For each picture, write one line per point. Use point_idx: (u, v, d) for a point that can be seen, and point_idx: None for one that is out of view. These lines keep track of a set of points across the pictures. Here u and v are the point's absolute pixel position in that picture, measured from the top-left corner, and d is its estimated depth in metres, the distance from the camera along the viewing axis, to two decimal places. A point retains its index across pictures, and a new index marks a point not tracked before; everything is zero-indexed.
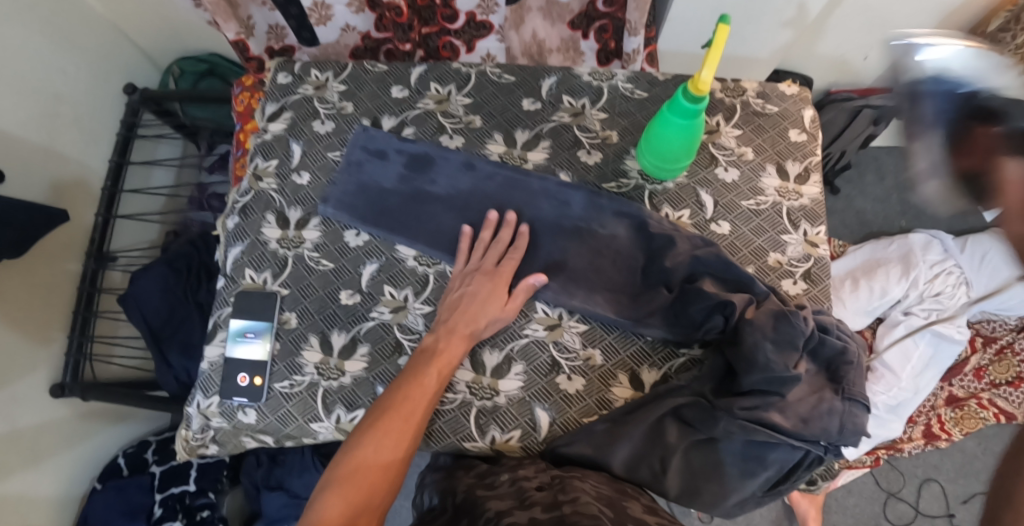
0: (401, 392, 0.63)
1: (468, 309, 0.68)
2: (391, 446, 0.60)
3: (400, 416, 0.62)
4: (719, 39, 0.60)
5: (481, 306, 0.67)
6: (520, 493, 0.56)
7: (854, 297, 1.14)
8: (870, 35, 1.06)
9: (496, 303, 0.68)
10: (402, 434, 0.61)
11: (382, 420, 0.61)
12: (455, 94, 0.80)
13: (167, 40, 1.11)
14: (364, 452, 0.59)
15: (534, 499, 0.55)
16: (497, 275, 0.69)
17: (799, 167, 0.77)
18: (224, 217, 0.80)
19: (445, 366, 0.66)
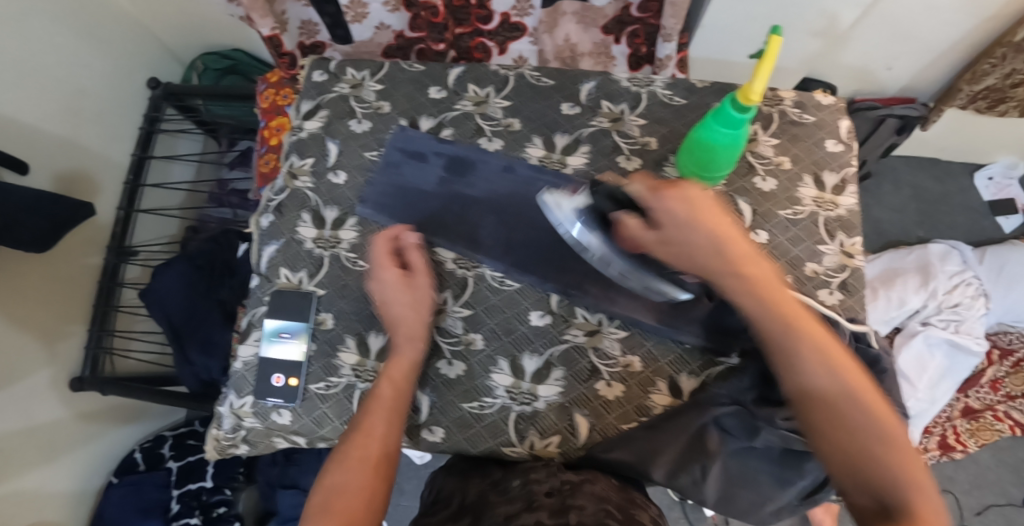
0: (360, 415, 0.63)
1: (391, 310, 0.68)
2: (357, 470, 0.60)
3: (362, 433, 0.62)
4: (771, 51, 0.60)
5: (383, 292, 0.68)
6: (530, 496, 0.56)
7: (875, 306, 1.17)
8: (897, 47, 1.06)
9: (406, 294, 0.68)
10: (367, 456, 0.61)
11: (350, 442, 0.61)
12: (493, 96, 0.80)
13: (189, 35, 1.09)
14: (337, 479, 0.59)
15: (541, 506, 0.53)
16: (387, 262, 0.69)
17: (836, 178, 0.77)
18: (258, 215, 0.79)
19: (399, 376, 0.65)
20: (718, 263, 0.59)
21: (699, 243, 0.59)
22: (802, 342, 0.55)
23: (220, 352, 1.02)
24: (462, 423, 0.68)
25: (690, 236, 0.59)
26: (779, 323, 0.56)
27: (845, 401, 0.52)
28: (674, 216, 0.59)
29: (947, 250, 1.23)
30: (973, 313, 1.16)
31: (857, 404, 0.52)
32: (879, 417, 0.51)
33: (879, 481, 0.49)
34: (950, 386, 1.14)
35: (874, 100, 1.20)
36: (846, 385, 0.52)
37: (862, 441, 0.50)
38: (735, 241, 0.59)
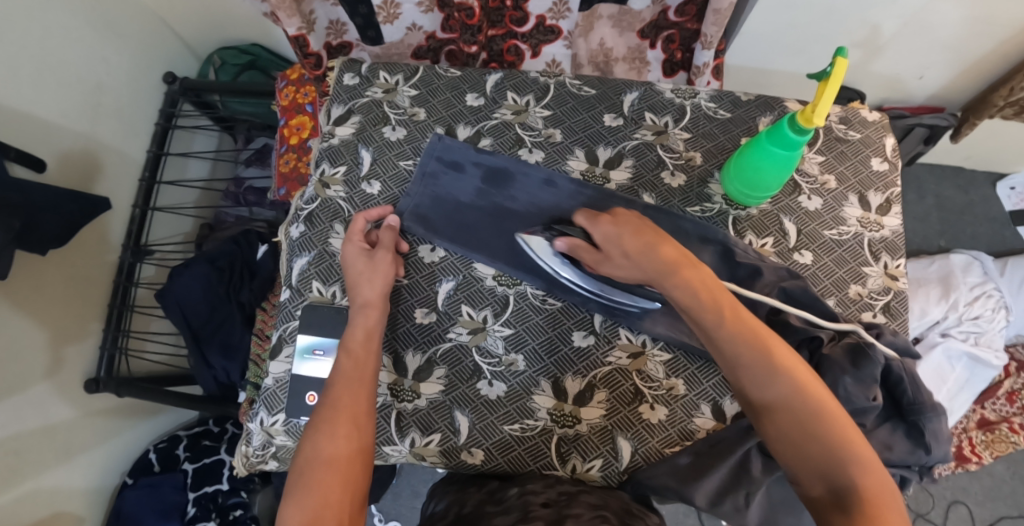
0: (329, 393, 0.60)
1: (351, 280, 0.67)
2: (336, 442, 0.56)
3: (332, 408, 0.58)
4: (837, 73, 0.57)
5: (347, 262, 0.68)
6: (524, 507, 0.54)
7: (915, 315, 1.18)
8: (934, 61, 1.03)
9: (374, 273, 0.67)
10: (349, 429, 0.57)
11: (321, 419, 0.57)
12: (533, 105, 0.77)
13: (209, 29, 1.06)
14: (313, 459, 0.55)
15: (536, 514, 0.52)
16: (355, 236, 0.69)
17: (881, 198, 0.76)
18: (287, 223, 0.76)
19: (359, 348, 0.63)
20: (658, 273, 0.57)
21: (633, 260, 0.59)
22: (739, 344, 0.53)
23: (241, 355, 1.00)
24: (502, 446, 0.67)
25: (625, 255, 0.60)
26: (718, 327, 0.54)
27: (789, 396, 0.51)
28: (604, 236, 0.61)
29: (969, 261, 1.24)
30: (993, 326, 1.17)
31: (802, 399, 0.51)
32: (822, 404, 0.50)
33: (830, 471, 0.48)
34: (968, 397, 1.17)
35: (901, 109, 1.19)
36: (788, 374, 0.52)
37: (811, 432, 0.49)
38: (665, 251, 0.58)
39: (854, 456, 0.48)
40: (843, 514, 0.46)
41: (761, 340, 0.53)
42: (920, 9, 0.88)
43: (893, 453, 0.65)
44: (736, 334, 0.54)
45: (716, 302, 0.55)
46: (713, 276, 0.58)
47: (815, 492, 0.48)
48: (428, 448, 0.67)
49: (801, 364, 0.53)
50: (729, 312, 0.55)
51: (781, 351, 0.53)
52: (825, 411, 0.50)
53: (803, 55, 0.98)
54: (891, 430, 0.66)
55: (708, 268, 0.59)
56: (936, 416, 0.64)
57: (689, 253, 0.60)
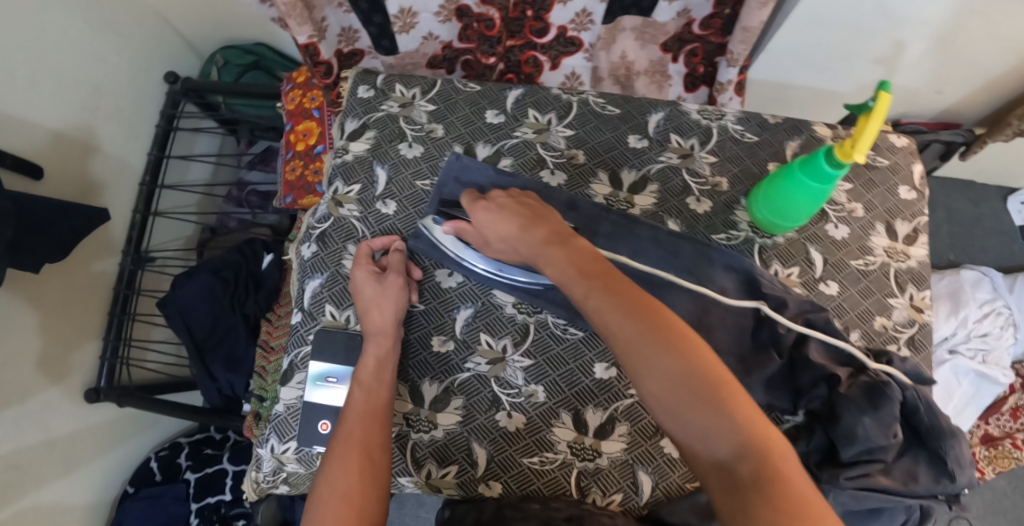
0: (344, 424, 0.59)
1: (361, 307, 0.66)
2: (344, 473, 0.55)
3: (343, 438, 0.58)
4: (879, 109, 0.54)
5: (361, 292, 0.67)
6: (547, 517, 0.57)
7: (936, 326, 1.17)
8: (966, 84, 1.00)
9: (379, 295, 0.66)
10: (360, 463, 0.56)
11: (335, 454, 0.57)
12: (555, 124, 0.76)
13: (212, 28, 1.03)
14: (329, 496, 0.54)
15: None
16: (363, 261, 0.68)
17: (908, 227, 0.74)
18: (299, 242, 0.74)
19: (370, 378, 0.62)
20: (532, 255, 0.56)
21: (509, 243, 0.60)
22: (606, 315, 0.48)
23: (245, 368, 0.99)
24: (521, 479, 0.65)
25: (501, 240, 0.61)
26: (588, 299, 0.50)
27: (663, 364, 0.44)
28: (479, 222, 0.61)
29: (979, 277, 1.23)
30: (1002, 343, 1.17)
31: (680, 365, 0.44)
32: (704, 368, 0.44)
33: (715, 444, 0.42)
34: (973, 413, 1.16)
35: (918, 125, 1.16)
36: (658, 341, 0.45)
37: (689, 400, 0.43)
38: (535, 232, 0.57)
39: (746, 424, 0.42)
40: (734, 499, 0.40)
41: (633, 305, 0.48)
42: (954, 31, 0.83)
43: (919, 484, 0.61)
44: (605, 303, 0.49)
45: (582, 275, 0.52)
46: (586, 248, 0.55)
47: (705, 468, 0.42)
48: (444, 480, 0.66)
49: (680, 326, 0.47)
50: (598, 284, 0.50)
51: (657, 316, 0.47)
52: (706, 374, 0.44)
53: (825, 72, 0.95)
54: (914, 459, 0.63)
55: (581, 241, 0.56)
56: (956, 441, 0.62)
57: (566, 229, 0.58)
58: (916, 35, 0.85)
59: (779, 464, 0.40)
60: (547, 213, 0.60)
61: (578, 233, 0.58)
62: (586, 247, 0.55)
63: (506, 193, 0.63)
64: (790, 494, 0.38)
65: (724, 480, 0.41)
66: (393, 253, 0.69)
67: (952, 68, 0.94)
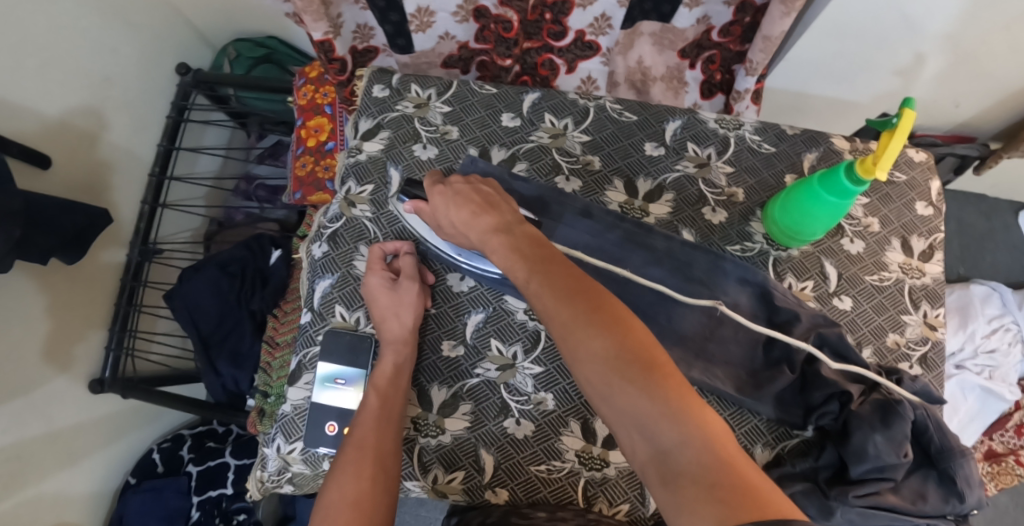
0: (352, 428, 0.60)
1: (377, 314, 0.66)
2: (352, 481, 0.56)
3: (357, 447, 0.58)
4: (904, 125, 0.53)
5: (378, 304, 0.67)
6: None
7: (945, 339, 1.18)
8: (984, 98, 1.00)
9: (393, 301, 0.66)
10: (363, 468, 0.57)
11: (350, 461, 0.57)
12: (571, 129, 0.75)
13: (223, 20, 1.01)
14: (335, 503, 0.55)
15: None
16: (377, 266, 0.68)
17: (923, 244, 0.74)
18: (310, 241, 0.73)
19: (385, 384, 0.63)
20: (480, 240, 0.56)
21: (460, 230, 0.59)
22: (543, 299, 0.47)
23: (250, 363, 0.98)
24: (528, 487, 0.65)
25: (451, 225, 0.60)
26: (529, 283, 0.49)
27: (595, 347, 0.43)
28: (434, 207, 0.61)
29: (988, 293, 1.24)
30: (1010, 360, 1.16)
31: (611, 346, 0.42)
32: (639, 348, 0.42)
33: (650, 428, 0.40)
34: (977, 428, 1.14)
35: (935, 136, 1.15)
36: (591, 323, 0.44)
37: (621, 383, 0.41)
38: (483, 220, 0.56)
39: (682, 406, 0.40)
40: (673, 487, 0.37)
41: (569, 288, 0.46)
42: (977, 46, 0.82)
43: (928, 504, 0.62)
44: (543, 286, 0.48)
45: (523, 260, 0.51)
46: (531, 234, 0.54)
47: (642, 455, 0.40)
48: (450, 486, 0.65)
49: (617, 306, 0.45)
50: (536, 268, 0.49)
51: (592, 298, 0.45)
52: (640, 356, 0.42)
53: (844, 83, 0.94)
54: (923, 478, 0.63)
55: (526, 226, 0.55)
56: (967, 461, 0.62)
57: (515, 218, 0.56)
58: (939, 48, 0.84)
59: (718, 445, 0.38)
60: (501, 202, 0.59)
61: (526, 221, 0.56)
62: (531, 233, 0.54)
63: (464, 179, 0.62)
64: (735, 478, 0.36)
65: (662, 466, 0.39)
66: (403, 259, 0.69)
67: (972, 81, 0.93)
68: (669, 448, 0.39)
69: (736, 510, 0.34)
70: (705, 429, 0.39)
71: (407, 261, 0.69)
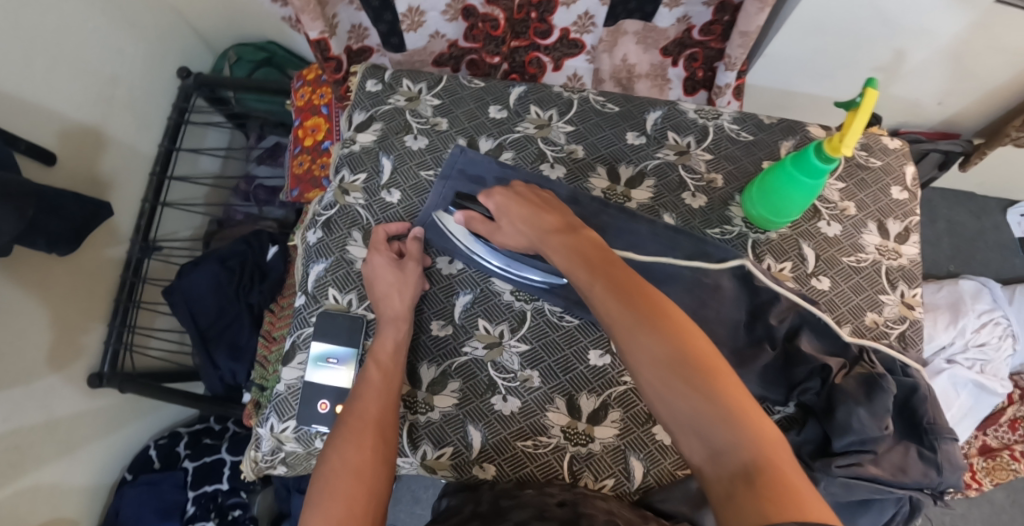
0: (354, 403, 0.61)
1: (377, 290, 0.68)
2: (353, 450, 0.57)
3: (356, 419, 0.59)
4: (867, 104, 0.56)
5: (380, 280, 0.68)
6: (541, 505, 0.58)
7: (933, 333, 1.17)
8: (965, 96, 1.02)
9: (391, 277, 0.68)
10: (366, 439, 0.58)
11: (342, 432, 0.58)
12: (556, 120, 0.78)
13: (226, 24, 1.07)
14: (340, 468, 0.55)
15: (553, 513, 0.56)
16: (381, 248, 0.71)
17: (899, 226, 0.76)
18: (305, 229, 0.76)
19: (387, 359, 0.65)
20: (540, 241, 0.59)
21: (518, 227, 0.63)
22: (608, 303, 0.49)
23: (248, 356, 1.00)
24: (514, 462, 0.66)
25: (513, 225, 0.63)
26: (592, 286, 0.51)
27: (656, 347, 0.45)
28: (496, 206, 0.65)
29: (978, 288, 1.23)
30: (1001, 354, 1.16)
31: (674, 350, 0.44)
32: (700, 354, 0.44)
33: (706, 432, 0.42)
34: (971, 424, 1.15)
35: (919, 133, 1.17)
36: (656, 328, 0.46)
37: (682, 386, 0.43)
38: (547, 219, 0.61)
39: (737, 412, 0.42)
40: (729, 488, 0.39)
41: (632, 291, 0.49)
42: (952, 41, 0.85)
43: (908, 476, 0.62)
44: (608, 291, 0.50)
45: (585, 264, 0.53)
46: (593, 239, 0.57)
47: (698, 457, 0.42)
48: (439, 461, 0.67)
49: (677, 313, 0.47)
50: (600, 270, 0.52)
51: (654, 303, 0.48)
52: (702, 361, 0.44)
53: (823, 79, 0.97)
54: (903, 451, 0.64)
55: (588, 232, 0.58)
56: (952, 439, 0.64)
57: (576, 221, 0.61)
58: (915, 44, 0.87)
59: (771, 452, 0.40)
60: (558, 206, 0.64)
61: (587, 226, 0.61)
62: (593, 237, 0.58)
63: (525, 185, 0.67)
64: (786, 482, 0.38)
65: (717, 467, 0.41)
66: (413, 242, 0.72)
67: (954, 77, 0.96)
68: (726, 451, 0.41)
69: (784, 513, 0.36)
70: (759, 435, 0.41)
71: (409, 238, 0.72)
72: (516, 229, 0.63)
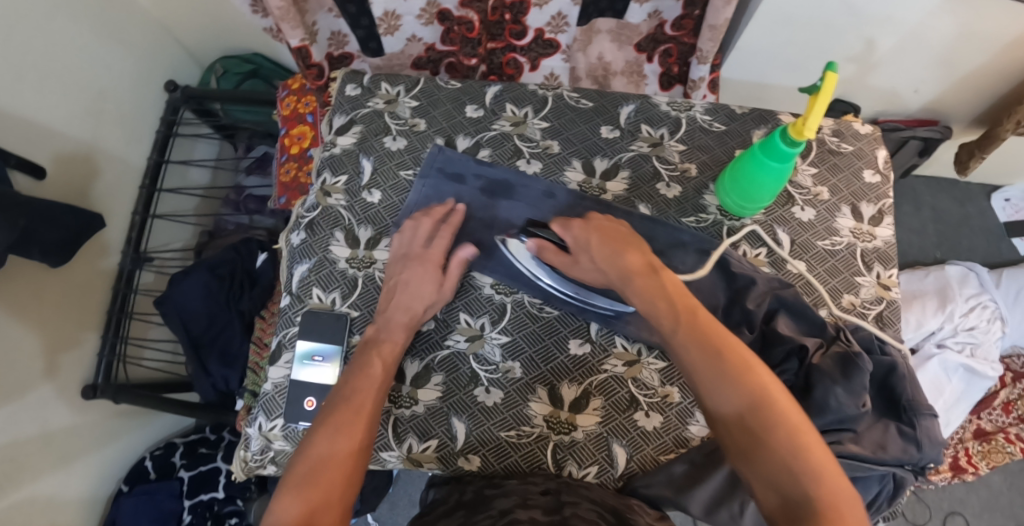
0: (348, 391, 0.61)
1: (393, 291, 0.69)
2: (345, 438, 0.57)
3: (349, 409, 0.59)
4: (827, 88, 0.57)
5: (417, 294, 0.69)
6: (525, 493, 0.59)
7: (920, 318, 1.18)
8: (939, 84, 1.04)
9: (429, 287, 0.69)
10: (354, 426, 0.58)
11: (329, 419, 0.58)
12: (532, 117, 0.80)
13: (212, 38, 1.10)
14: (327, 460, 0.55)
15: (536, 501, 0.57)
16: (428, 259, 0.70)
17: (873, 209, 0.77)
18: (289, 231, 0.78)
19: (388, 351, 0.66)
20: (621, 279, 0.62)
21: (598, 264, 0.65)
22: (693, 349, 0.53)
23: (240, 363, 1.02)
24: (499, 453, 0.67)
25: (592, 260, 0.65)
26: (676, 333, 0.55)
27: (732, 396, 0.50)
28: (575, 239, 0.67)
29: (964, 273, 1.24)
30: (990, 337, 1.17)
31: (757, 402, 0.49)
32: (780, 408, 0.48)
33: (771, 475, 0.46)
34: (965, 409, 1.15)
35: (897, 122, 1.17)
36: (739, 378, 0.50)
37: (753, 434, 0.48)
38: (630, 258, 0.63)
39: (809, 465, 0.46)
40: None
41: (718, 343, 0.53)
42: (919, 27, 0.87)
43: (888, 453, 0.63)
44: (693, 340, 0.54)
45: (672, 309, 0.57)
46: (676, 284, 0.60)
47: (770, 503, 0.46)
48: (425, 454, 0.68)
49: (759, 367, 0.51)
50: (684, 314, 0.56)
51: (739, 356, 0.52)
52: (775, 411, 0.48)
53: (796, 70, 0.99)
54: (883, 429, 0.65)
55: (670, 275, 0.62)
56: (931, 415, 0.64)
57: (659, 262, 0.63)
58: (882, 32, 0.88)
59: (836, 501, 0.44)
60: (639, 243, 0.66)
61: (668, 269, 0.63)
62: (678, 284, 0.61)
63: (604, 217, 0.70)
64: None
65: (789, 514, 0.44)
66: (456, 262, 0.71)
67: (930, 63, 0.96)
68: (797, 499, 0.45)
69: None
70: (827, 487, 0.45)
71: (454, 255, 0.72)
72: (602, 266, 0.64)
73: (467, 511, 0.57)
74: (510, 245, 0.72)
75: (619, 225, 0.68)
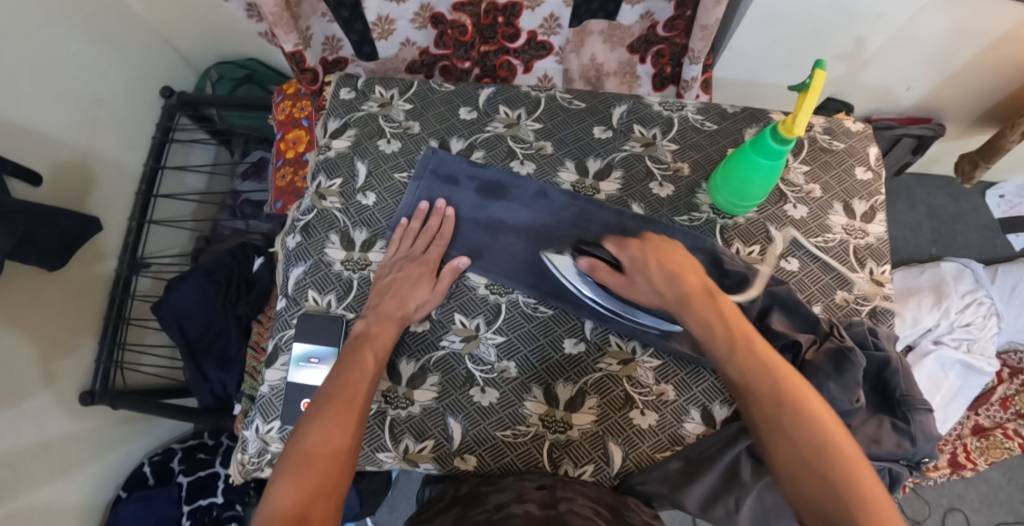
0: (341, 381, 0.62)
1: (391, 291, 0.70)
2: (339, 432, 0.57)
3: (343, 402, 0.60)
4: (815, 85, 0.58)
5: (412, 296, 0.70)
6: (521, 488, 0.59)
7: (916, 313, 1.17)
8: (932, 81, 1.04)
9: (426, 287, 0.71)
10: (347, 421, 0.58)
11: (320, 411, 0.58)
12: (525, 119, 0.81)
13: (207, 44, 1.11)
14: (312, 453, 0.55)
15: (531, 496, 0.57)
16: (427, 262, 0.72)
17: (865, 206, 0.78)
18: (285, 234, 0.79)
19: (380, 339, 0.67)
20: (676, 302, 0.61)
21: (654, 285, 0.63)
22: (749, 376, 0.54)
23: (237, 367, 1.03)
24: (495, 452, 0.67)
25: (648, 282, 0.63)
26: (729, 358, 0.56)
27: (792, 434, 0.50)
28: (632, 258, 0.65)
29: (960, 269, 1.24)
30: (986, 333, 1.18)
31: (812, 434, 0.49)
32: (831, 439, 0.49)
33: (829, 516, 0.46)
34: (962, 405, 1.15)
35: (891, 121, 1.18)
36: (792, 407, 0.51)
37: (813, 472, 0.48)
38: (688, 280, 0.61)
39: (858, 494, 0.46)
40: None
41: (772, 371, 0.53)
42: (907, 24, 0.88)
43: (881, 447, 0.63)
44: (746, 366, 0.54)
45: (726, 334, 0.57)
46: (731, 306, 0.59)
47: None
48: (421, 454, 0.68)
49: (812, 399, 0.51)
50: (741, 345, 0.56)
51: (794, 387, 0.52)
52: (833, 446, 0.49)
53: (787, 68, 1.00)
54: (877, 423, 0.65)
55: (726, 299, 0.60)
56: (925, 409, 0.65)
57: (716, 286, 0.62)
58: (871, 31, 0.89)
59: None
60: (696, 266, 0.64)
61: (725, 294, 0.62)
62: (734, 307, 0.60)
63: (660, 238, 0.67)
64: None
65: None
66: (451, 271, 0.72)
67: (920, 60, 0.97)
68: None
69: None
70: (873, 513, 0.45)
71: (447, 263, 0.73)
72: (663, 290, 0.62)
73: (463, 507, 0.58)
74: (558, 260, 0.70)
75: (673, 244, 0.66)
